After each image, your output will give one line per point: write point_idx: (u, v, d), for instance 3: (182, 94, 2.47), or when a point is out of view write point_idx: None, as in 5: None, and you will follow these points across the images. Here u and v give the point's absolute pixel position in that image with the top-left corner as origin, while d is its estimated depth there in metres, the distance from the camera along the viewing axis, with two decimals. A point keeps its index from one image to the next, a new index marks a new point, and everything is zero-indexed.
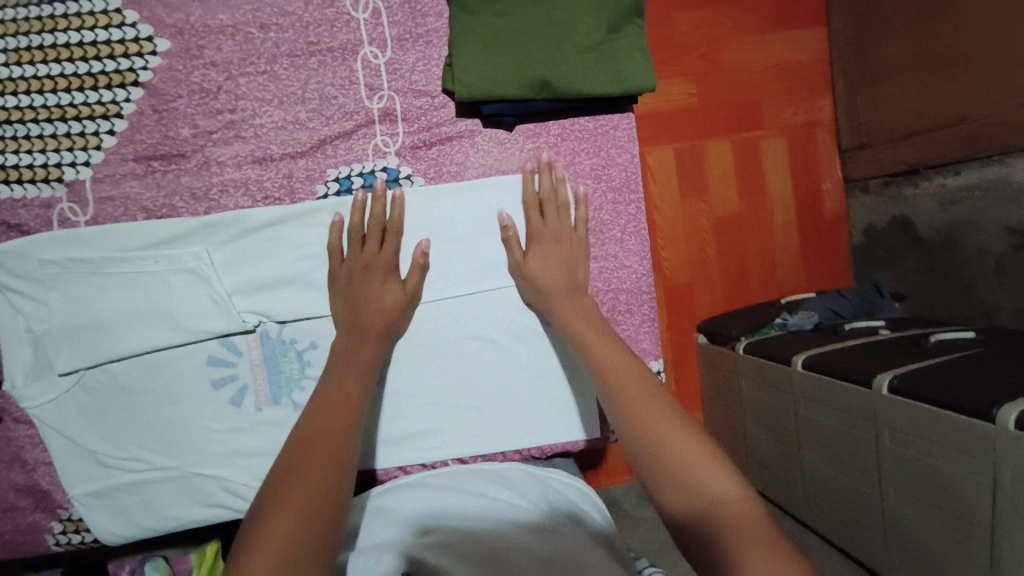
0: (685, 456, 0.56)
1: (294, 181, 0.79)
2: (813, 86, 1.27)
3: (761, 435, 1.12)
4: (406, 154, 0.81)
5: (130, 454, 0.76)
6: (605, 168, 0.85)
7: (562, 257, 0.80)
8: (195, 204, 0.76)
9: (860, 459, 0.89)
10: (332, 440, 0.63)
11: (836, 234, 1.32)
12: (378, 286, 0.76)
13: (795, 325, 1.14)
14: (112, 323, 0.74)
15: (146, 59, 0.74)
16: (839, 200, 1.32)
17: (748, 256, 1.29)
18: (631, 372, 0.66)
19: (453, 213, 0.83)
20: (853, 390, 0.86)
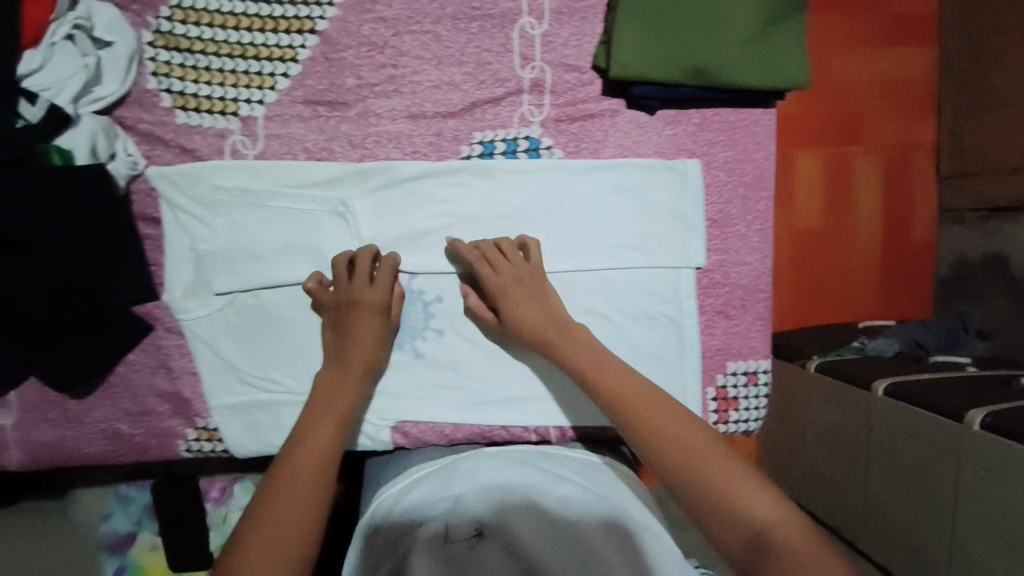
0: (733, 486, 0.61)
1: (441, 139, 0.82)
2: (919, 108, 1.35)
3: (821, 453, 1.22)
4: (549, 125, 0.83)
5: (268, 375, 0.82)
6: (739, 162, 0.86)
7: (539, 303, 0.80)
8: (350, 151, 0.81)
9: (923, 484, 1.01)
10: (308, 476, 0.67)
11: (922, 260, 1.40)
12: (368, 322, 0.78)
13: (874, 351, 1.21)
14: (267, 252, 0.80)
15: (323, 9, 0.78)
16: (929, 228, 1.39)
17: (835, 262, 1.36)
18: (676, 417, 0.68)
19: (584, 189, 0.85)
20: (939, 420, 0.97)
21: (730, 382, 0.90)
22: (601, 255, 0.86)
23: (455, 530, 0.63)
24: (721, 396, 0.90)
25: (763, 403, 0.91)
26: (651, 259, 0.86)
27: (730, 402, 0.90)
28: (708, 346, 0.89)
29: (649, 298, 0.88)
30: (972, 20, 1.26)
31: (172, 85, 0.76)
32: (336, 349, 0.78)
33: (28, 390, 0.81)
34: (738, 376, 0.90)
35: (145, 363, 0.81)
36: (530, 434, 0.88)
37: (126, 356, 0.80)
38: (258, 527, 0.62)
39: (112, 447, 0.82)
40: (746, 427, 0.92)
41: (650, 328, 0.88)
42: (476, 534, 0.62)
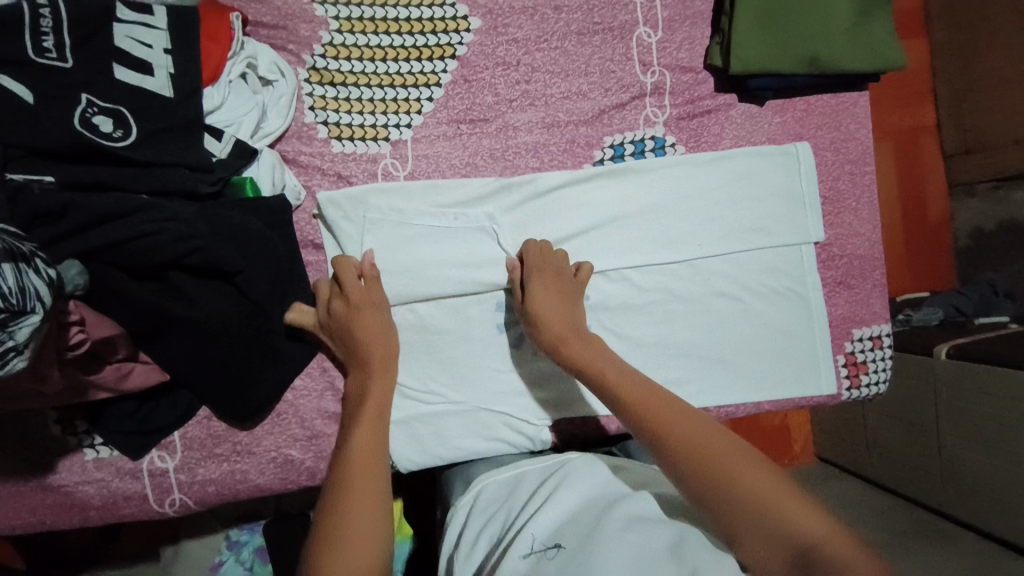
0: (765, 490, 0.51)
1: (575, 146, 0.87)
2: (918, 94, 1.48)
3: (885, 425, 1.26)
4: (671, 124, 0.89)
5: (428, 387, 0.85)
6: (844, 142, 0.93)
7: (561, 293, 0.80)
8: (493, 164, 0.85)
9: (994, 432, 1.01)
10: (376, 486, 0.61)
11: (939, 234, 1.49)
12: (377, 322, 0.76)
13: (919, 320, 1.31)
14: (423, 268, 0.83)
15: (461, 35, 0.83)
16: (942, 204, 1.49)
17: None
18: (688, 425, 0.60)
19: (707, 180, 0.91)
20: (1001, 370, 0.99)
21: (858, 347, 0.95)
22: (727, 240, 0.91)
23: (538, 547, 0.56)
24: (851, 362, 0.96)
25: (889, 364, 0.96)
26: (774, 238, 0.92)
27: (860, 366, 0.96)
28: (833, 315, 0.95)
29: (776, 276, 0.93)
30: (955, 12, 1.40)
31: (328, 118, 0.80)
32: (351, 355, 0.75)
33: (193, 426, 0.80)
34: (864, 341, 0.95)
35: (312, 387, 0.82)
36: None
37: (293, 382, 0.82)
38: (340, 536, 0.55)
39: (283, 475, 0.82)
40: (877, 390, 0.97)
41: (780, 304, 0.93)
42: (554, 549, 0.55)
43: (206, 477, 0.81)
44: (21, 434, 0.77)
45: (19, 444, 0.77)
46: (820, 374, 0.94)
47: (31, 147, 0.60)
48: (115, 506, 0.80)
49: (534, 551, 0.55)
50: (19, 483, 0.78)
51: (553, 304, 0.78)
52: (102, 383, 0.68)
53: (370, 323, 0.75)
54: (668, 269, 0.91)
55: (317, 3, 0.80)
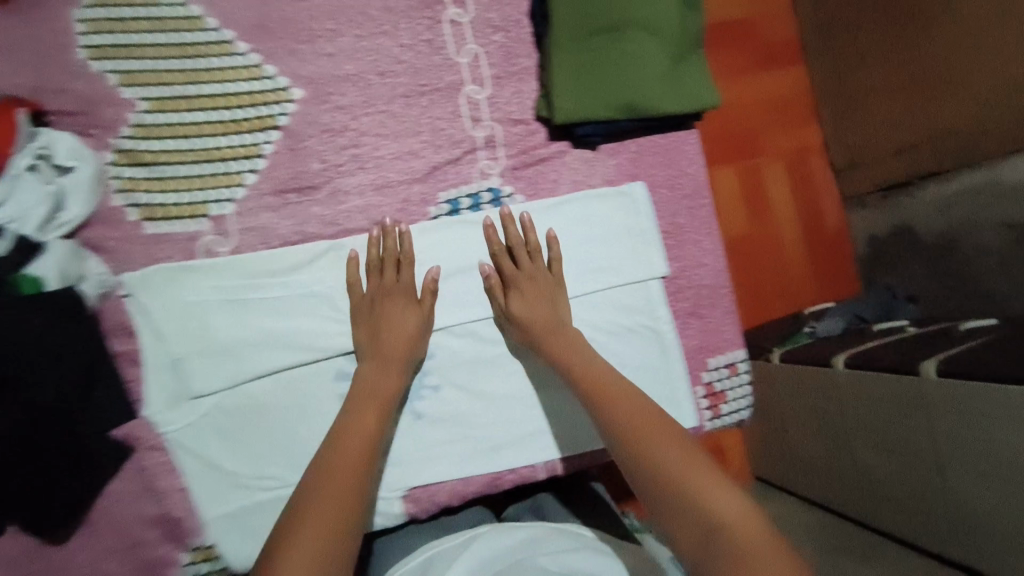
0: (712, 495, 0.63)
1: (409, 205, 0.87)
2: (801, 116, 1.48)
3: (805, 438, 1.21)
4: (507, 175, 0.90)
5: (261, 473, 0.80)
6: (678, 178, 0.96)
7: (539, 298, 0.85)
8: (324, 229, 0.84)
9: (905, 442, 0.96)
10: (345, 508, 0.67)
11: (839, 245, 1.49)
12: (406, 317, 0.81)
13: (821, 327, 1.32)
14: (247, 348, 0.81)
15: (282, 106, 0.82)
16: (839, 216, 1.50)
17: (767, 268, 1.47)
18: (674, 435, 0.70)
19: (548, 225, 0.91)
20: (903, 380, 0.93)
21: (715, 376, 0.97)
22: (573, 282, 0.92)
23: None
24: (711, 392, 0.97)
25: (744, 390, 0.98)
26: (618, 278, 0.93)
27: (719, 395, 0.97)
28: (687, 347, 0.96)
29: (624, 314, 0.93)
30: (827, 36, 1.40)
31: (139, 199, 0.79)
32: (370, 345, 0.81)
33: None
34: (720, 369, 0.97)
35: (126, 491, 0.77)
36: (540, 471, 0.89)
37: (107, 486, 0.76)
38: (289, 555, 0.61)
39: None
40: (739, 416, 0.98)
41: (632, 342, 0.93)
42: None
43: None
44: None
45: None
46: (683, 408, 0.93)
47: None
48: None
49: None
50: None
51: (535, 303, 0.84)
52: None
53: (394, 326, 0.80)
54: None
55: (123, 86, 0.79)
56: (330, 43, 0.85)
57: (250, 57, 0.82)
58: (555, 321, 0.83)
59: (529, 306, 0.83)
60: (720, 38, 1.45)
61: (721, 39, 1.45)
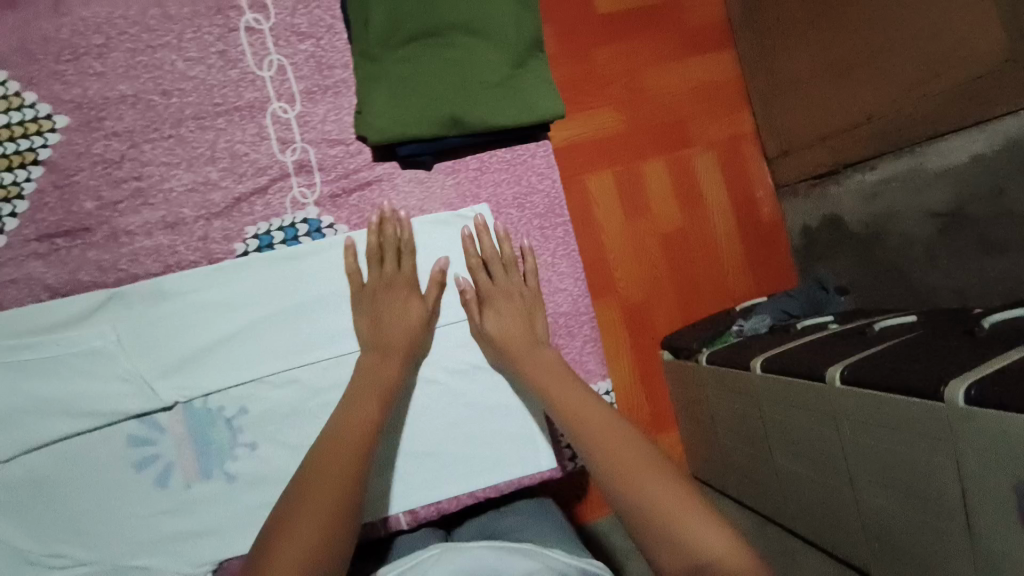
0: (668, 495, 0.58)
1: (209, 243, 0.77)
2: (730, 103, 1.40)
3: (731, 442, 1.14)
4: (325, 203, 0.81)
5: (54, 551, 0.71)
6: (527, 195, 0.87)
7: (516, 316, 0.80)
8: (103, 276, 0.73)
9: (820, 452, 0.88)
10: (331, 506, 0.61)
11: (776, 237, 1.41)
12: (393, 306, 0.78)
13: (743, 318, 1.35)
14: (16, 416, 0.70)
15: (45, 138, 0.72)
16: (774, 206, 1.42)
17: (700, 266, 1.38)
18: (614, 433, 0.66)
19: (377, 255, 0.81)
20: (814, 387, 0.84)
21: None
22: None
23: None
24: None
25: None
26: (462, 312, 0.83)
27: None
28: None
29: (472, 350, 0.83)
30: (751, 21, 1.33)
31: None
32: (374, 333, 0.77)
33: None
34: None
35: None
36: (378, 529, 0.80)
37: None
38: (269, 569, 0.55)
39: None
40: None
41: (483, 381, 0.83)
42: None
43: None
44: None
45: None
46: (540, 450, 0.84)
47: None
48: None
49: None
50: None
51: (505, 314, 0.79)
52: None
53: (410, 309, 0.78)
54: (345, 360, 0.80)
55: None
56: (98, 60, 0.73)
57: (8, 85, 0.71)
58: (529, 343, 0.79)
59: (497, 321, 0.79)
60: (640, 23, 1.36)
61: (641, 23, 1.36)
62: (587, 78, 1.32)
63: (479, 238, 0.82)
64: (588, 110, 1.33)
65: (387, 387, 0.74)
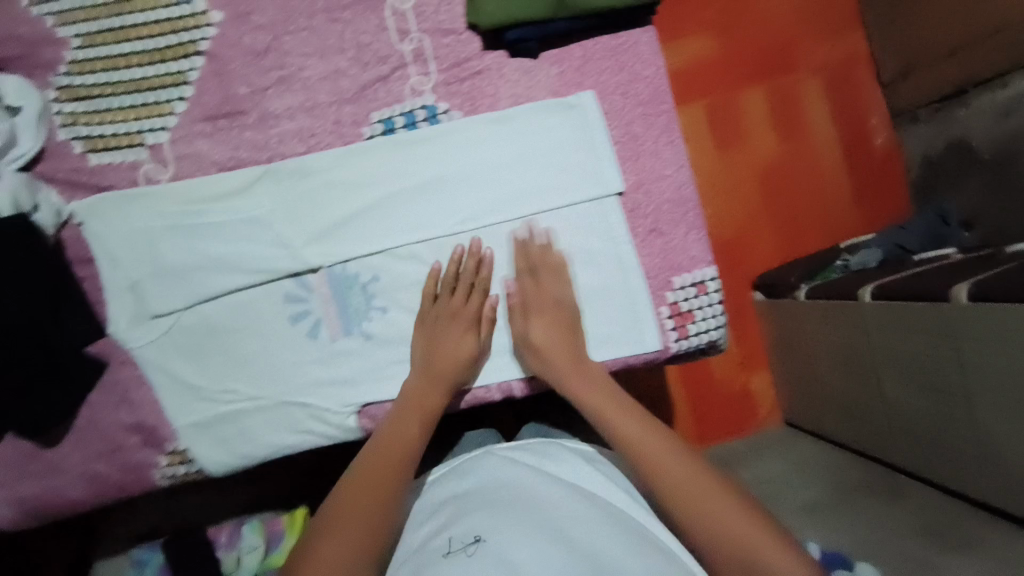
0: (728, 515, 0.67)
1: (341, 126, 0.85)
2: (844, 21, 1.44)
3: (837, 376, 1.20)
4: (439, 90, 0.86)
5: (226, 386, 0.85)
6: (631, 83, 0.87)
7: (563, 328, 0.84)
8: (258, 154, 0.85)
9: (938, 380, 0.92)
10: (382, 483, 0.75)
11: (890, 166, 1.45)
12: (459, 332, 0.83)
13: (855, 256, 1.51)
14: (197, 269, 0.84)
15: (203, 30, 0.82)
16: (889, 133, 1.44)
17: (799, 194, 1.44)
18: (684, 460, 0.72)
19: (491, 141, 0.87)
20: (930, 306, 0.89)
21: (682, 296, 0.89)
22: (520, 201, 0.87)
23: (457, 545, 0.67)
24: (676, 312, 0.89)
25: (718, 308, 0.90)
26: (572, 195, 0.87)
27: (686, 316, 0.90)
28: (649, 265, 0.89)
29: (577, 234, 0.88)
30: None
31: (81, 132, 0.82)
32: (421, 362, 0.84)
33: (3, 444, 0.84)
34: (687, 288, 0.89)
35: (108, 400, 0.84)
36: (494, 393, 0.89)
37: (90, 397, 0.84)
38: (323, 541, 0.70)
39: (94, 490, 0.85)
40: (708, 337, 0.91)
41: (589, 264, 0.88)
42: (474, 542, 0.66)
43: (25, 491, 0.85)
44: None
45: None
46: (642, 329, 0.89)
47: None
48: None
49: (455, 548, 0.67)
50: None
51: (546, 335, 0.84)
52: None
53: (456, 342, 0.83)
54: (463, 239, 0.87)
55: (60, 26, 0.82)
56: None
57: None
58: (573, 362, 0.83)
59: (546, 334, 0.83)
60: None
61: None
62: (689, 3, 1.42)
63: (582, 222, 0.88)
64: (694, 34, 1.42)
65: (446, 377, 0.82)
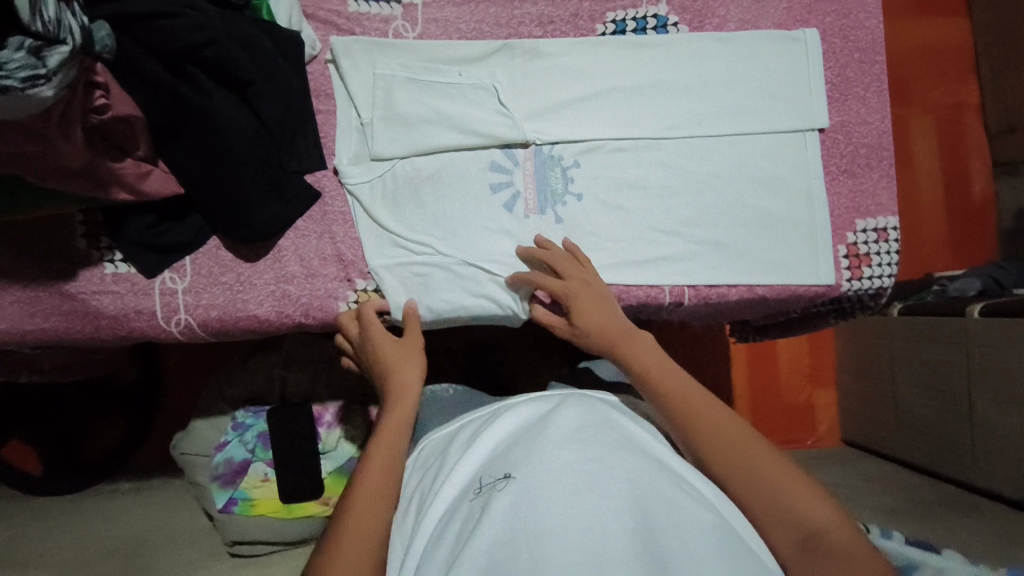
0: (779, 482, 0.60)
1: (578, 19, 0.90)
2: (961, 77, 1.80)
3: (915, 398, 1.60)
4: (674, 3, 0.91)
5: (421, 237, 0.87)
6: (853, 29, 0.92)
7: (596, 301, 0.79)
8: (497, 30, 0.90)
9: None
10: (397, 433, 0.70)
11: (983, 212, 1.80)
12: (593, 310, 0.78)
13: (957, 291, 1.58)
14: (419, 121, 0.87)
15: None
16: (986, 183, 1.79)
17: (911, 216, 1.80)
18: (723, 416, 0.66)
19: (712, 58, 0.91)
20: None
21: (861, 239, 0.92)
22: (726, 120, 0.91)
23: (487, 485, 0.57)
24: (853, 254, 0.92)
25: (895, 257, 0.92)
26: (779, 124, 0.91)
27: (862, 259, 0.92)
28: (838, 204, 0.93)
29: (776, 162, 0.92)
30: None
31: None
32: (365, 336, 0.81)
33: (203, 255, 0.86)
34: (867, 233, 0.92)
35: (313, 230, 0.88)
36: (665, 296, 0.91)
37: (296, 223, 0.87)
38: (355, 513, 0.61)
39: (279, 309, 0.86)
40: (880, 284, 0.93)
41: (781, 192, 0.92)
42: (503, 481, 0.56)
43: (210, 302, 0.85)
44: (47, 245, 0.83)
45: (45, 252, 0.83)
46: (818, 262, 0.91)
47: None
48: (121, 322, 0.84)
49: (484, 486, 0.57)
50: (35, 290, 0.83)
51: (584, 306, 0.78)
52: (123, 179, 0.72)
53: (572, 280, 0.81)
54: (665, 145, 0.91)
55: None
56: None
57: None
58: (603, 327, 0.77)
59: (585, 312, 0.78)
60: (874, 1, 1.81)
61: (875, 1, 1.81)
62: None
63: (780, 151, 0.92)
64: None
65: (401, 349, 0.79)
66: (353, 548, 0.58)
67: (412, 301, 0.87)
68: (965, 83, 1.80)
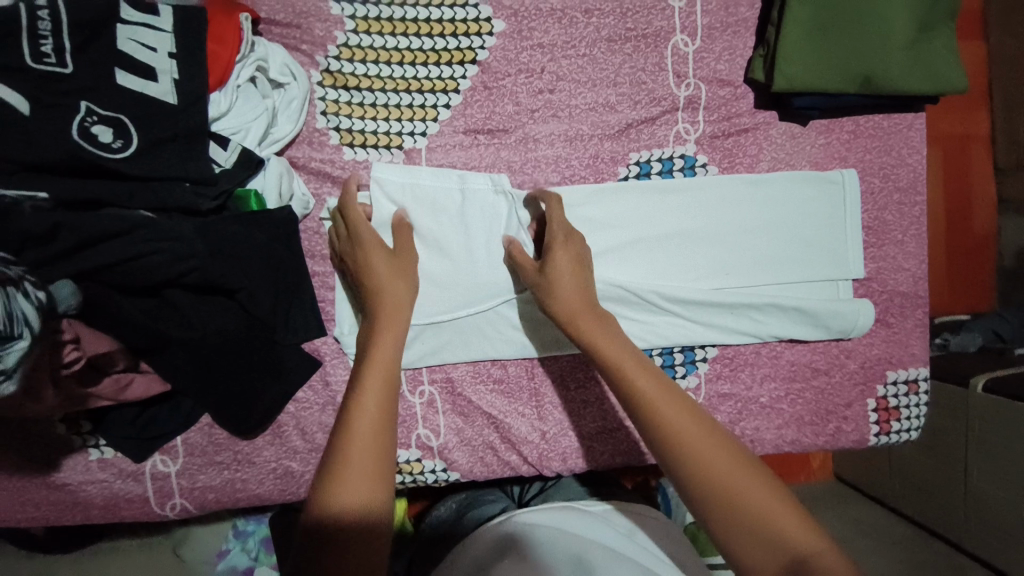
0: (768, 516, 0.47)
1: (599, 161, 0.82)
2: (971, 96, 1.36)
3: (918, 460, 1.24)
4: (704, 142, 0.83)
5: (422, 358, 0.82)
6: (894, 167, 0.86)
7: (569, 256, 0.70)
8: (511, 176, 0.81)
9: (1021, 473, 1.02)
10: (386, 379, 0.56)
11: (984, 253, 1.37)
12: (568, 266, 0.69)
13: (957, 346, 1.28)
14: (428, 284, 0.80)
15: (484, 39, 0.78)
16: (990, 220, 1.37)
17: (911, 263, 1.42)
18: (702, 432, 0.52)
19: (742, 204, 0.84)
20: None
21: (891, 392, 0.88)
22: (757, 270, 0.84)
23: None
24: (882, 407, 0.88)
25: (924, 410, 0.89)
26: (810, 273, 0.85)
27: (892, 412, 0.89)
28: (868, 356, 0.88)
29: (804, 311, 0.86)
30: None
31: (340, 123, 0.77)
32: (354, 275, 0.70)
33: (194, 433, 0.79)
34: (899, 385, 0.88)
35: (315, 400, 0.80)
36: None
37: (296, 394, 0.80)
38: (369, 370, 0.56)
39: (282, 487, 0.81)
40: (909, 437, 0.89)
41: (809, 343, 0.86)
42: None
43: (206, 484, 0.80)
44: (24, 435, 0.76)
45: (21, 442, 0.76)
46: (846, 419, 0.88)
47: (10, 159, 0.54)
48: (114, 506, 0.79)
49: None
50: (20, 480, 0.78)
51: (569, 248, 0.71)
52: (101, 393, 0.66)
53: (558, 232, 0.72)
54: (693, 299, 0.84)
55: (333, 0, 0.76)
56: None
57: None
58: (585, 288, 0.68)
59: (563, 259, 0.70)
60: None
61: None
62: None
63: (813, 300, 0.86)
64: None
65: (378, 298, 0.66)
66: (369, 418, 0.52)
67: (401, 211, 0.76)
68: (974, 107, 1.36)
